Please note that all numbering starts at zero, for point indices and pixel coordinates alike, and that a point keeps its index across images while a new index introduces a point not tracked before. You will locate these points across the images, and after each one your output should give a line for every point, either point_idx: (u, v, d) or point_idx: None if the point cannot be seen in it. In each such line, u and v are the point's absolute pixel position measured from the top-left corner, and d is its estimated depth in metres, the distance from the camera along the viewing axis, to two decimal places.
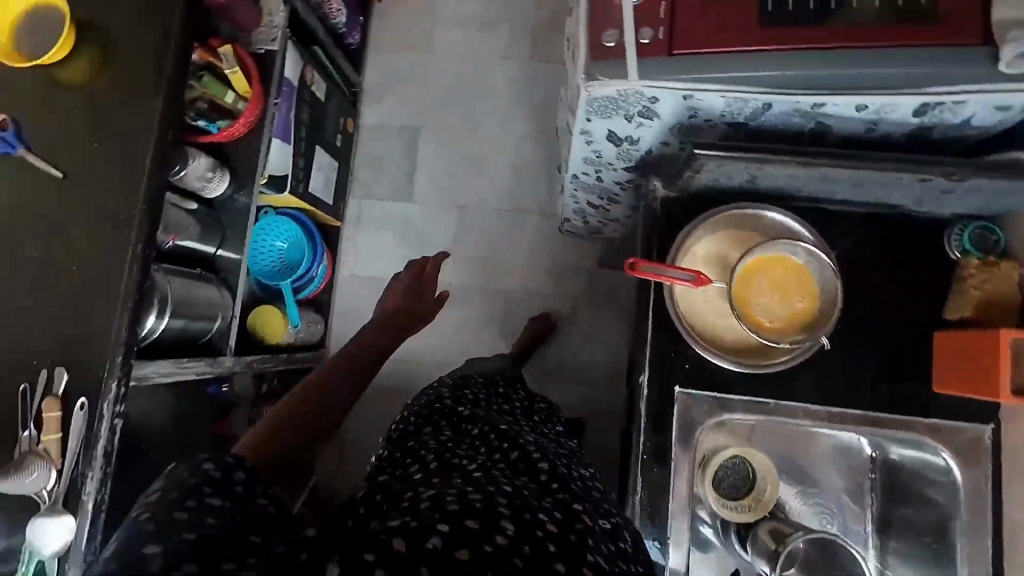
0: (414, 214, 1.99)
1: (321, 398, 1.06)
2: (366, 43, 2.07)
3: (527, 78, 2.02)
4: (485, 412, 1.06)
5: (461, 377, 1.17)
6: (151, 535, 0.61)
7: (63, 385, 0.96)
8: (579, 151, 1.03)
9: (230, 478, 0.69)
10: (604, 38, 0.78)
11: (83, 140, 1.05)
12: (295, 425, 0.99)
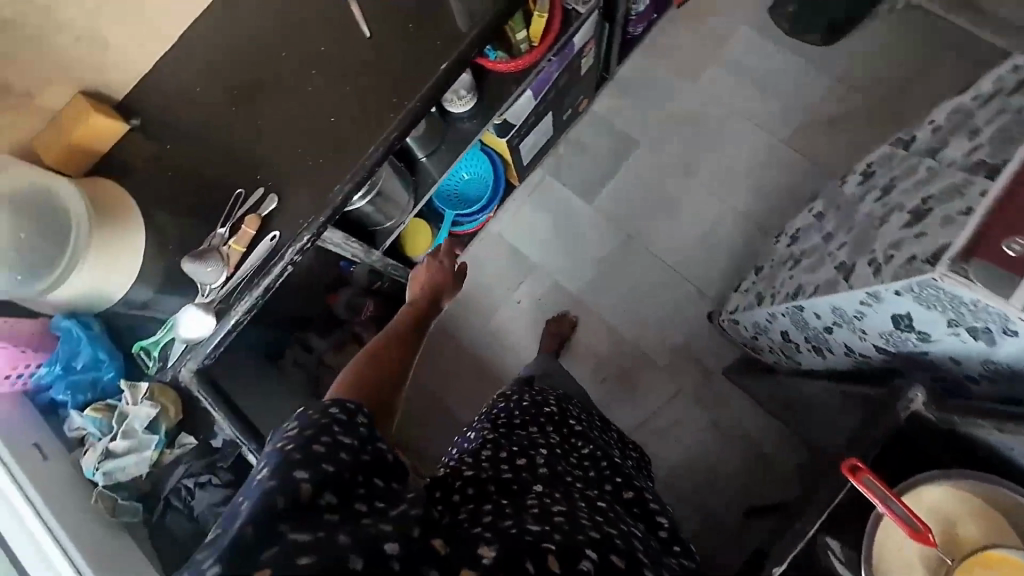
0: (584, 216, 1.93)
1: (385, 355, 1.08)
2: (642, 38, 1.99)
3: (772, 158, 1.85)
4: (583, 438, 1.15)
5: (561, 397, 1.27)
6: (298, 460, 0.67)
7: (268, 211, 1.02)
8: (843, 303, 0.96)
9: (354, 420, 0.76)
10: (1006, 244, 0.73)
11: (402, 14, 1.07)
12: (374, 379, 1.00)
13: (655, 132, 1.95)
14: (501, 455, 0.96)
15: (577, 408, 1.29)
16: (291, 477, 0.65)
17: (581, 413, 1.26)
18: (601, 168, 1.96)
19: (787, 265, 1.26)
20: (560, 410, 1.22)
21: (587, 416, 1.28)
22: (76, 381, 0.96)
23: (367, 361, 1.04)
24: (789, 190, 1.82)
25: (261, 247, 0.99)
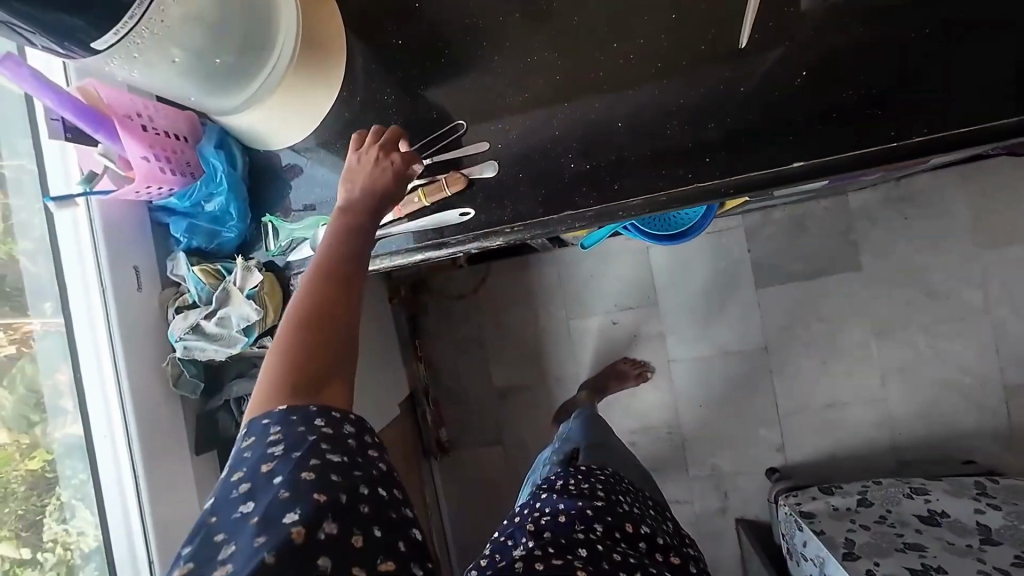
0: (742, 295, 1.64)
1: (327, 285, 0.63)
2: (980, 162, 1.48)
3: (975, 391, 1.51)
4: (641, 539, 0.85)
5: (617, 475, 0.99)
6: (286, 499, 0.53)
7: (479, 175, 0.82)
8: None
9: (343, 432, 0.58)
10: None
11: (797, 47, 0.75)
12: (313, 336, 0.60)
13: (889, 271, 1.56)
14: (536, 553, 0.74)
15: (636, 497, 0.97)
16: (282, 520, 0.52)
17: (634, 505, 0.93)
18: (800, 264, 1.61)
19: (911, 557, 1.11)
20: (616, 502, 0.90)
21: (644, 507, 0.95)
22: (197, 224, 0.90)
23: (309, 305, 0.62)
24: (958, 435, 1.52)
25: (441, 219, 0.83)
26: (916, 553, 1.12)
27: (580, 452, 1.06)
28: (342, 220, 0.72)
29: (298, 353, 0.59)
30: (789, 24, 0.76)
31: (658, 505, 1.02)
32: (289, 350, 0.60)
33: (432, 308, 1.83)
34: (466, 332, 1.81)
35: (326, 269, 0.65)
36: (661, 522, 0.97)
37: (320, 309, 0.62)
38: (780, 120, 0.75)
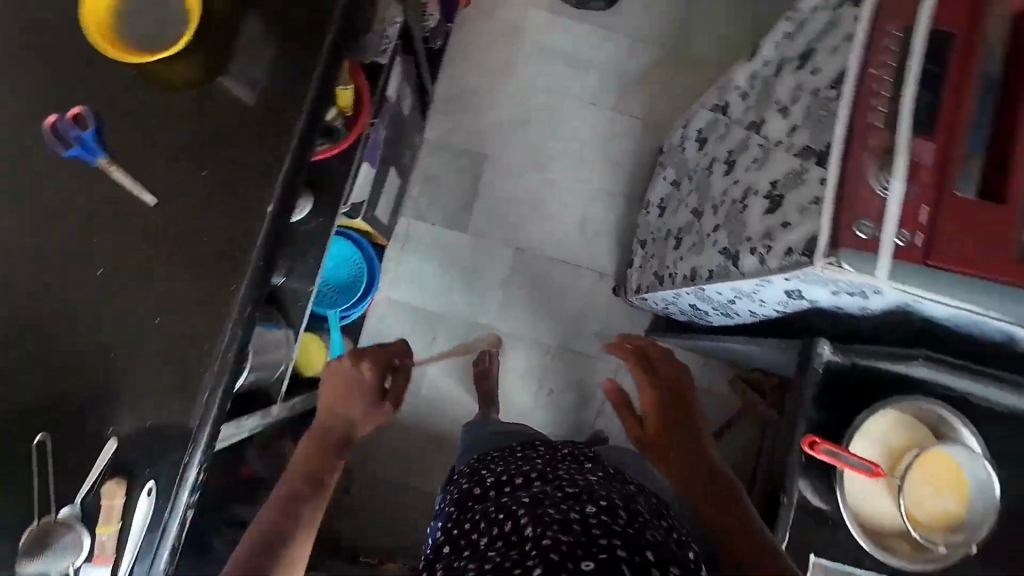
0: (463, 245, 1.87)
1: (291, 511, 0.87)
2: (446, 49, 1.92)
3: (610, 127, 1.93)
4: (505, 471, 1.08)
5: (484, 454, 1.18)
6: None
7: (107, 459, 0.80)
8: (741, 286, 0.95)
9: None
10: (857, 227, 0.71)
11: (180, 159, 0.86)
12: (278, 508, 0.87)
13: (499, 143, 1.92)
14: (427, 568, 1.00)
15: (501, 456, 1.17)
16: None
17: (500, 464, 1.11)
18: (464, 197, 1.89)
19: (671, 242, 1.33)
20: (482, 485, 1.08)
21: (508, 460, 1.13)
22: None
23: (314, 446, 0.97)
24: (637, 153, 1.92)
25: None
26: (669, 237, 1.35)
27: (465, 456, 1.26)
28: (320, 441, 0.98)
29: (280, 498, 0.89)
30: (158, 150, 0.86)
31: (529, 450, 1.16)
32: (269, 511, 0.87)
33: (342, 523, 1.73)
34: (382, 498, 1.74)
35: (294, 492, 0.90)
36: (533, 458, 1.12)
37: (290, 492, 0.90)
38: (239, 193, 0.86)
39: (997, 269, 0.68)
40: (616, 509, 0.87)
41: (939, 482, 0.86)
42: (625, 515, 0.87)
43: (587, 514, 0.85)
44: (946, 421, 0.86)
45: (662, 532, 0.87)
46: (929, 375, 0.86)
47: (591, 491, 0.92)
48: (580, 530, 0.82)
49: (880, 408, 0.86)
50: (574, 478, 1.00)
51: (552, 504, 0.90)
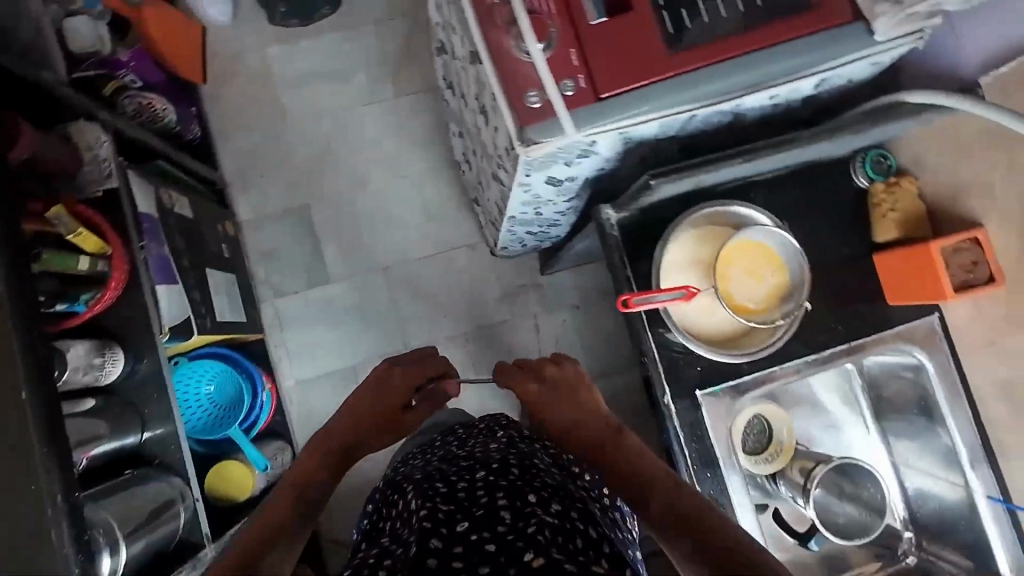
0: (336, 293, 1.83)
1: (289, 501, 0.83)
2: (211, 129, 1.83)
3: (404, 112, 1.88)
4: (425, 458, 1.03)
5: (416, 446, 1.14)
6: None
7: None
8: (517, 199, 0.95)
9: None
10: (528, 101, 0.71)
11: None
12: (280, 505, 0.83)
13: (312, 187, 1.86)
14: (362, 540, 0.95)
15: (423, 449, 1.10)
16: None
17: (420, 454, 1.06)
18: (310, 253, 1.84)
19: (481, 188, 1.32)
20: (393, 478, 1.02)
21: (428, 446, 1.08)
22: None
23: (314, 449, 0.95)
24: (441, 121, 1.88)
25: None
26: (479, 184, 1.34)
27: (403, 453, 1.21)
28: (324, 441, 0.97)
29: (281, 496, 0.85)
30: None
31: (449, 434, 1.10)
32: (272, 506, 0.83)
33: None
34: None
35: (295, 489, 0.86)
36: (449, 440, 1.05)
37: (293, 492, 0.86)
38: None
39: (658, 71, 0.70)
40: (505, 470, 0.84)
41: (755, 272, 0.86)
42: (515, 473, 0.84)
43: (473, 479, 0.83)
44: (738, 215, 0.87)
45: (560, 486, 0.85)
46: (709, 187, 0.88)
47: (483, 459, 0.88)
48: (463, 497, 0.79)
49: (680, 228, 0.87)
50: (481, 449, 0.95)
51: (438, 478, 0.86)
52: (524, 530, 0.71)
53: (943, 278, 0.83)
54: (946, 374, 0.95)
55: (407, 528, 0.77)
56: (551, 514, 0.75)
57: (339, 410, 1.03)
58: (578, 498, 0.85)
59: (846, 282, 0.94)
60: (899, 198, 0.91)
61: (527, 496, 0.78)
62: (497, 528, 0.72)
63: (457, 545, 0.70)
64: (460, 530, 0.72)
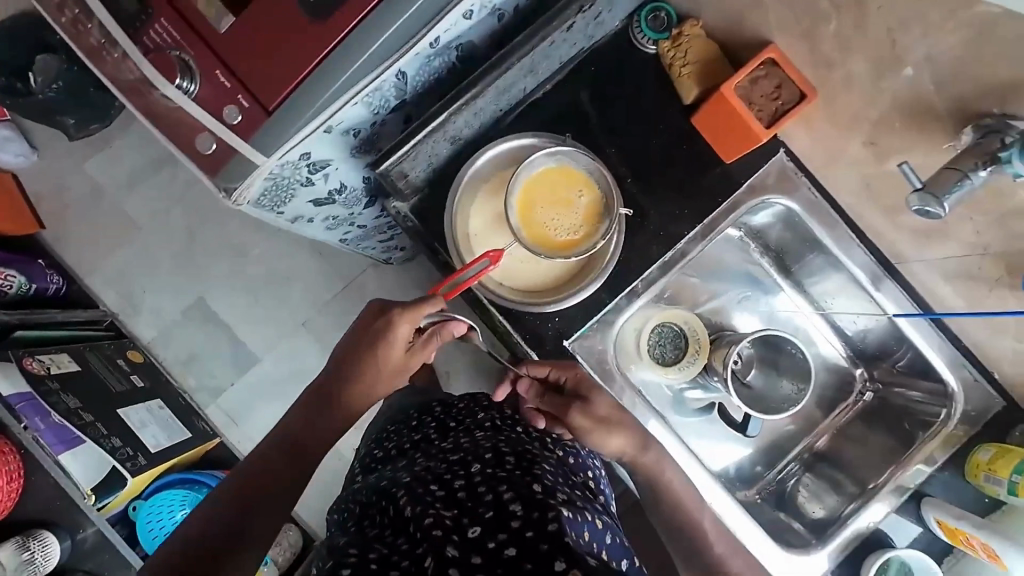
0: (264, 371, 1.48)
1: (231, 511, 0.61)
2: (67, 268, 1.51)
3: None
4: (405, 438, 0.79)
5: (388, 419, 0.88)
6: None
7: None
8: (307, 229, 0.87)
9: None
10: (202, 147, 0.62)
11: None
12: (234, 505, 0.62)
13: (196, 273, 1.50)
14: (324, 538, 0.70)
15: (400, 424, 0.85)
16: None
17: (394, 433, 0.82)
18: (223, 342, 1.48)
19: None
20: (368, 468, 0.78)
21: (406, 424, 0.83)
22: None
23: (285, 426, 0.69)
24: None
25: None
26: None
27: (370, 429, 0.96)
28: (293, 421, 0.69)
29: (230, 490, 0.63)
30: None
31: (423, 411, 0.86)
32: (221, 503, 0.62)
33: None
34: None
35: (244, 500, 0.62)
36: (426, 419, 0.82)
37: (256, 488, 0.63)
38: None
39: (314, 53, 0.60)
40: (500, 456, 0.65)
41: (561, 199, 0.77)
42: (512, 457, 0.64)
43: (472, 473, 0.61)
44: (512, 149, 0.78)
45: (561, 469, 0.67)
46: (473, 132, 0.78)
47: (470, 445, 0.68)
48: (464, 496, 0.58)
49: (467, 191, 0.78)
50: (461, 430, 0.74)
51: (422, 471, 0.64)
52: (548, 524, 0.53)
53: (750, 120, 0.73)
54: (820, 210, 0.86)
55: (403, 533, 0.56)
56: (563, 498, 0.58)
57: (341, 350, 0.71)
58: (577, 482, 0.67)
59: (670, 163, 0.86)
60: (688, 49, 0.80)
61: (534, 484, 0.59)
62: (512, 523, 0.53)
63: (473, 552, 0.51)
64: (472, 535, 0.53)
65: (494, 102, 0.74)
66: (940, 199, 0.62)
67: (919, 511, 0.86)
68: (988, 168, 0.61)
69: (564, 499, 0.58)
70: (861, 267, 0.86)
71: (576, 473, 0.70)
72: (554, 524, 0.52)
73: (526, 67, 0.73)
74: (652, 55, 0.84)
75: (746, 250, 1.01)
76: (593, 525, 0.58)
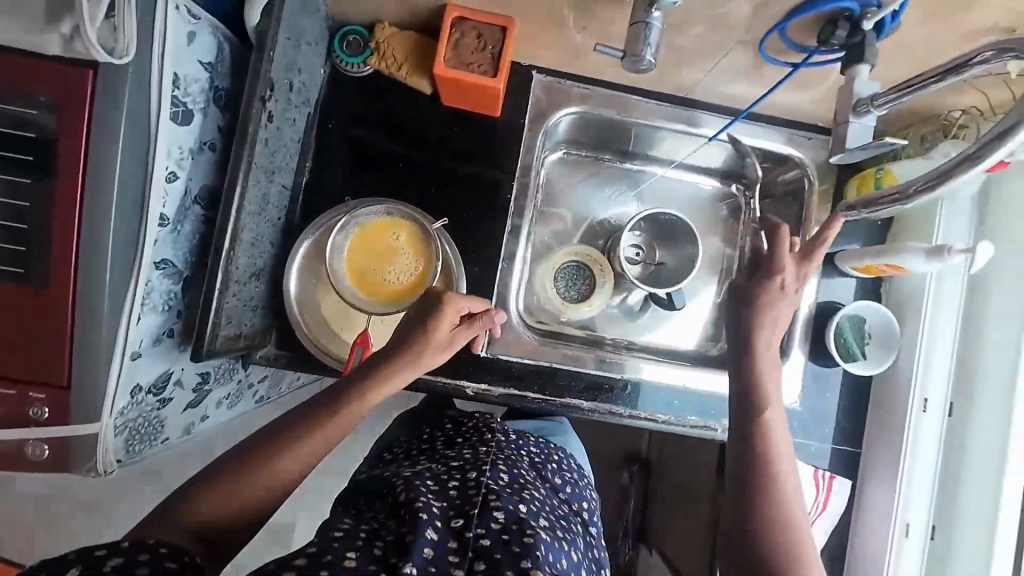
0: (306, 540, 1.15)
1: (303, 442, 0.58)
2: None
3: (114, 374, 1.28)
4: (420, 441, 0.85)
5: (408, 419, 0.94)
6: None
7: None
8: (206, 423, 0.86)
9: None
10: (37, 454, 0.60)
11: None
12: (224, 482, 0.54)
13: None
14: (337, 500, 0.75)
15: (417, 426, 0.90)
16: None
17: (412, 435, 0.87)
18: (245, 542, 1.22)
19: None
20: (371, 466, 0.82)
21: (421, 428, 0.89)
22: None
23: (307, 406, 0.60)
24: None
25: None
26: None
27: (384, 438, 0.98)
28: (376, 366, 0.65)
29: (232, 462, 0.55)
30: None
31: (432, 425, 0.88)
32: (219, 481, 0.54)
33: None
34: None
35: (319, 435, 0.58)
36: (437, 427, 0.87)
37: (339, 425, 0.60)
38: None
39: (61, 312, 0.57)
40: (494, 469, 0.71)
41: (380, 251, 0.77)
42: (507, 476, 0.70)
43: (472, 478, 0.67)
44: (310, 248, 0.77)
45: (547, 498, 0.72)
46: (271, 254, 0.76)
47: (469, 455, 0.74)
48: (458, 495, 0.64)
49: (303, 305, 0.77)
50: (468, 443, 0.79)
51: (423, 470, 0.70)
52: (524, 536, 0.58)
53: (474, 78, 0.73)
54: (601, 97, 0.87)
55: (393, 511, 0.60)
56: (542, 523, 0.64)
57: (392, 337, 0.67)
58: (560, 510, 0.73)
59: (454, 150, 0.86)
60: (390, 53, 0.80)
61: (519, 505, 0.64)
62: (491, 524, 0.59)
63: (450, 539, 0.56)
64: (455, 525, 0.58)
65: (266, 219, 0.73)
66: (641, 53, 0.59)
67: (839, 269, 0.90)
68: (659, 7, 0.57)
69: (546, 525, 0.64)
70: (663, 118, 0.89)
71: (562, 500, 0.77)
72: (529, 538, 0.58)
73: (268, 170, 0.70)
74: (371, 76, 0.84)
75: (581, 160, 1.03)
76: (568, 555, 0.62)
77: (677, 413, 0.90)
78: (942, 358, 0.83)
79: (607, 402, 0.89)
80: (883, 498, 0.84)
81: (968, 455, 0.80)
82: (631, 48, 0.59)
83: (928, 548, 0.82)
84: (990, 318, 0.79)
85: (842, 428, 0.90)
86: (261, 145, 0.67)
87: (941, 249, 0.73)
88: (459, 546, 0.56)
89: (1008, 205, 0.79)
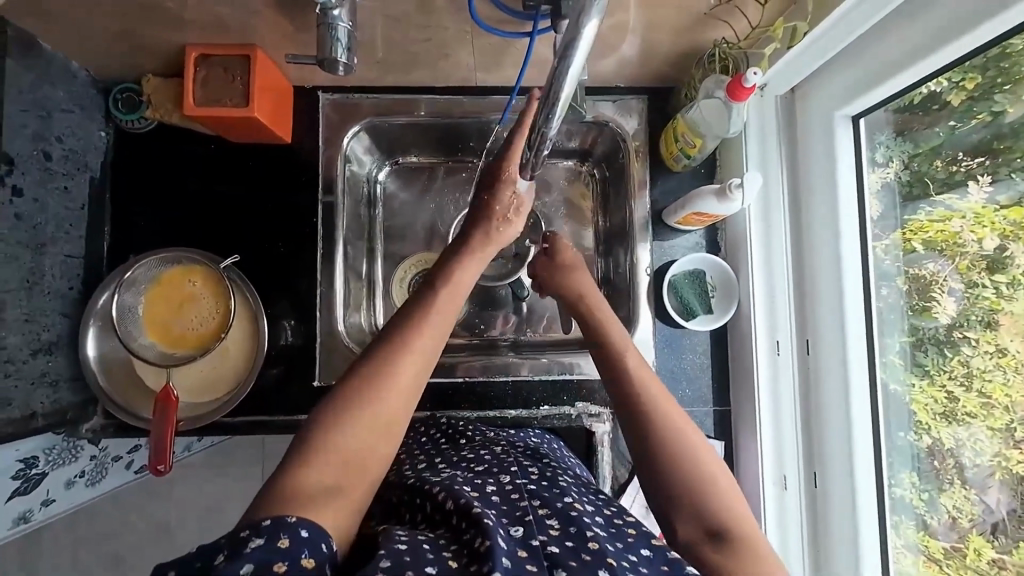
0: None
1: (412, 355, 0.54)
2: None
3: None
4: (425, 447, 0.73)
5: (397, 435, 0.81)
6: None
7: None
8: (46, 500, 0.85)
9: None
10: None
11: None
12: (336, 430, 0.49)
13: None
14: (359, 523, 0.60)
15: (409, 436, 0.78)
16: None
17: (415, 444, 0.75)
18: None
19: None
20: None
21: (420, 437, 0.77)
22: None
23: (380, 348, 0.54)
24: None
25: None
26: None
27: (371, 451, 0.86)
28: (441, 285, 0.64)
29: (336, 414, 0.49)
30: None
31: (432, 434, 0.77)
32: (324, 439, 0.48)
33: None
34: None
35: (432, 340, 0.57)
36: (433, 434, 0.77)
37: (438, 324, 0.58)
38: None
39: None
40: (525, 467, 0.63)
41: (180, 302, 0.76)
42: (537, 471, 0.62)
43: (518, 478, 0.59)
44: (106, 307, 0.76)
45: (580, 481, 0.64)
46: (65, 323, 0.75)
47: (491, 456, 0.66)
48: (512, 496, 0.55)
49: (108, 366, 0.76)
50: (480, 443, 0.71)
51: (453, 476, 0.59)
52: (589, 541, 0.48)
53: (227, 112, 0.71)
54: (393, 104, 0.85)
55: (445, 525, 0.51)
56: (598, 519, 0.52)
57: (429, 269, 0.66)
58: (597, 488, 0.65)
59: (252, 185, 0.85)
60: (157, 104, 0.79)
61: (569, 494, 0.56)
62: (549, 530, 0.49)
63: (519, 548, 0.46)
64: (517, 534, 0.48)
65: (44, 292, 0.71)
66: (338, 53, 0.63)
67: (671, 227, 0.86)
68: (336, 5, 0.60)
69: (621, 520, 0.52)
70: (454, 116, 0.85)
71: (589, 483, 0.66)
72: (596, 544, 0.47)
73: (34, 243, 0.69)
74: (158, 130, 0.84)
75: (420, 164, 0.95)
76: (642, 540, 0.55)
77: (531, 404, 0.86)
78: (784, 296, 0.79)
79: (451, 409, 0.86)
80: (753, 454, 0.80)
81: (823, 395, 0.75)
82: (322, 52, 0.63)
83: (806, 499, 0.77)
84: (814, 247, 0.75)
85: (712, 388, 0.86)
86: (12, 220, 0.66)
87: (725, 187, 0.72)
88: (530, 553, 0.46)
89: (810, 130, 0.76)
